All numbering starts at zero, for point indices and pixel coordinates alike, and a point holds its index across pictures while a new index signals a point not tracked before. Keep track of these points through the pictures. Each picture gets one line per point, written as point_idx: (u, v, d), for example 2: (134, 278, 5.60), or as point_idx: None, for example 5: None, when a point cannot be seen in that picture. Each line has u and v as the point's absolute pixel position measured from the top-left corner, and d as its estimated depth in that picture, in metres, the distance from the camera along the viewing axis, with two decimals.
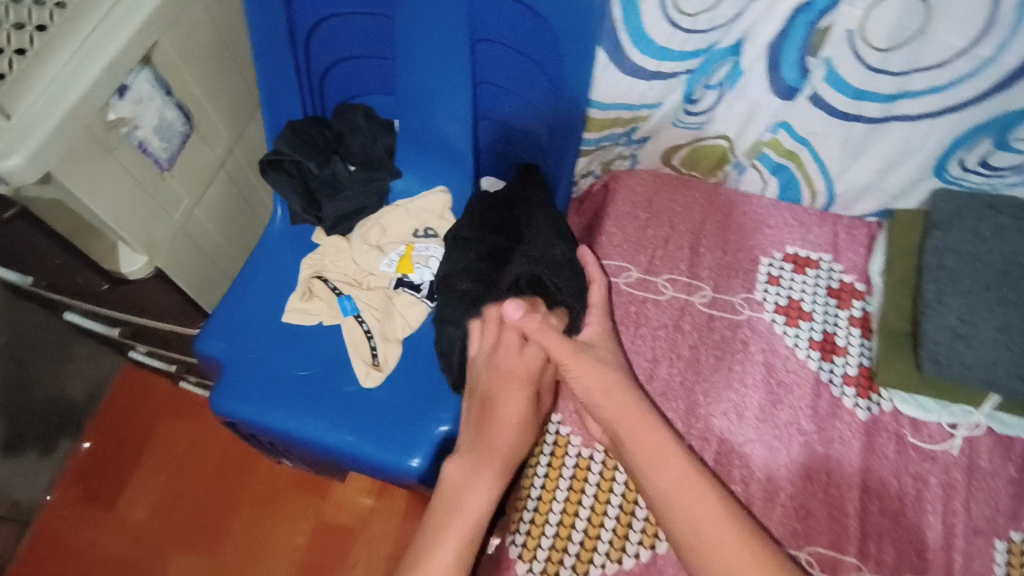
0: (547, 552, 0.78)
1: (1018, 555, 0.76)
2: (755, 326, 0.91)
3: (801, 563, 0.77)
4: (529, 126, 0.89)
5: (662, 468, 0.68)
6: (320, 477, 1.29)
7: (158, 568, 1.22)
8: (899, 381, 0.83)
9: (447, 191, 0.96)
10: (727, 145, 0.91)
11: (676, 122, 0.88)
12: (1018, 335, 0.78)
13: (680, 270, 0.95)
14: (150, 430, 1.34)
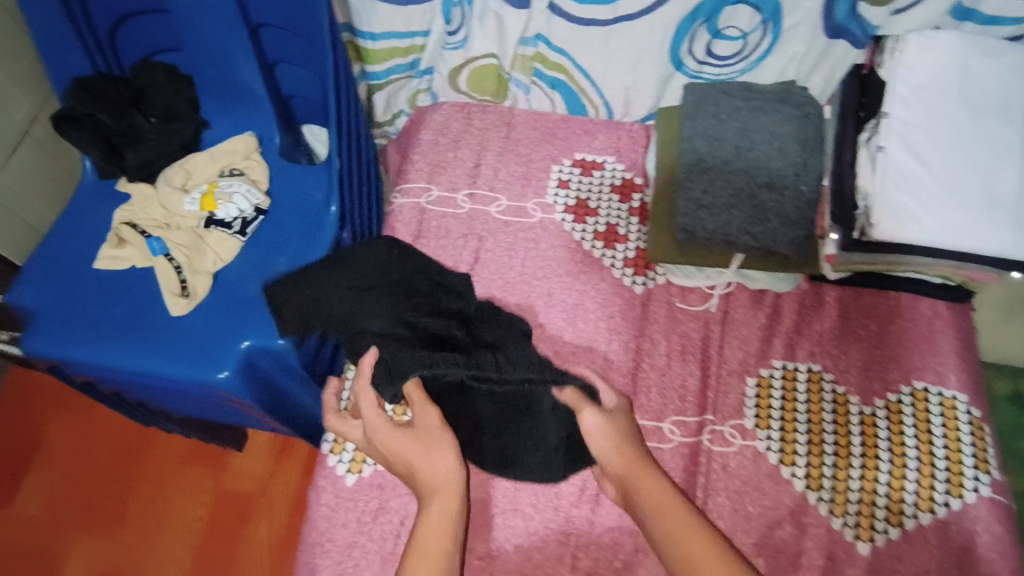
0: None
1: (765, 388, 0.87)
2: (547, 226, 1.01)
3: None
4: (314, 62, 0.97)
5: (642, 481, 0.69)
6: (217, 449, 1.26)
7: (55, 555, 1.18)
8: (663, 253, 0.94)
9: (254, 134, 1.03)
10: (497, 63, 1.01)
11: (445, 46, 0.98)
12: (746, 200, 0.89)
13: (478, 185, 1.04)
14: (38, 427, 1.29)
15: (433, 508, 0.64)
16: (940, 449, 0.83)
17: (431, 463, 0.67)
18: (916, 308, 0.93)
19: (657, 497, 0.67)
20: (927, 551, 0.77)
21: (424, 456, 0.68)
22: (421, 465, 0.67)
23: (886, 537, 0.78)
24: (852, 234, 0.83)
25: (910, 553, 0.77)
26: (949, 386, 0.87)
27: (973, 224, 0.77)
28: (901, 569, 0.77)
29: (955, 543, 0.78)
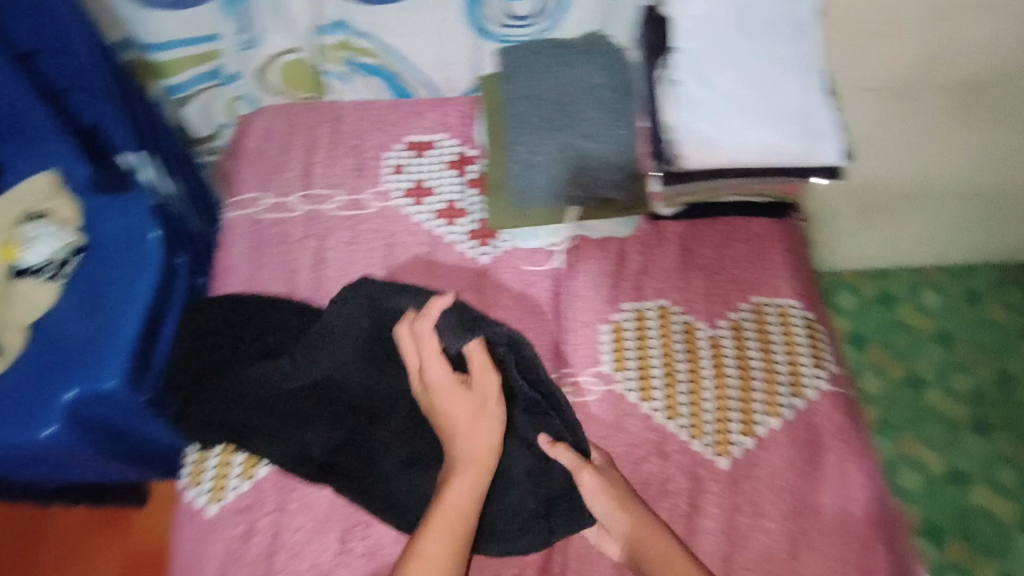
0: (217, 460, 0.84)
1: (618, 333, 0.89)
2: (387, 214, 1.00)
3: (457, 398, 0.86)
4: (100, 87, 0.86)
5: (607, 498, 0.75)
6: (118, 511, 1.18)
7: None
8: (501, 218, 0.92)
9: (58, 171, 0.93)
10: (306, 58, 1.00)
11: (243, 47, 0.96)
12: (570, 153, 0.89)
13: (312, 184, 1.01)
14: None
15: (462, 488, 0.72)
16: (781, 357, 0.88)
17: (474, 430, 0.74)
18: (748, 228, 0.97)
19: (630, 527, 0.74)
20: (778, 453, 0.83)
21: (460, 402, 0.74)
22: (454, 440, 0.74)
23: (741, 447, 0.83)
24: (666, 167, 0.84)
25: (763, 458, 0.83)
26: (783, 296, 0.92)
27: (765, 141, 0.82)
28: (756, 474, 0.82)
29: (800, 440, 0.84)
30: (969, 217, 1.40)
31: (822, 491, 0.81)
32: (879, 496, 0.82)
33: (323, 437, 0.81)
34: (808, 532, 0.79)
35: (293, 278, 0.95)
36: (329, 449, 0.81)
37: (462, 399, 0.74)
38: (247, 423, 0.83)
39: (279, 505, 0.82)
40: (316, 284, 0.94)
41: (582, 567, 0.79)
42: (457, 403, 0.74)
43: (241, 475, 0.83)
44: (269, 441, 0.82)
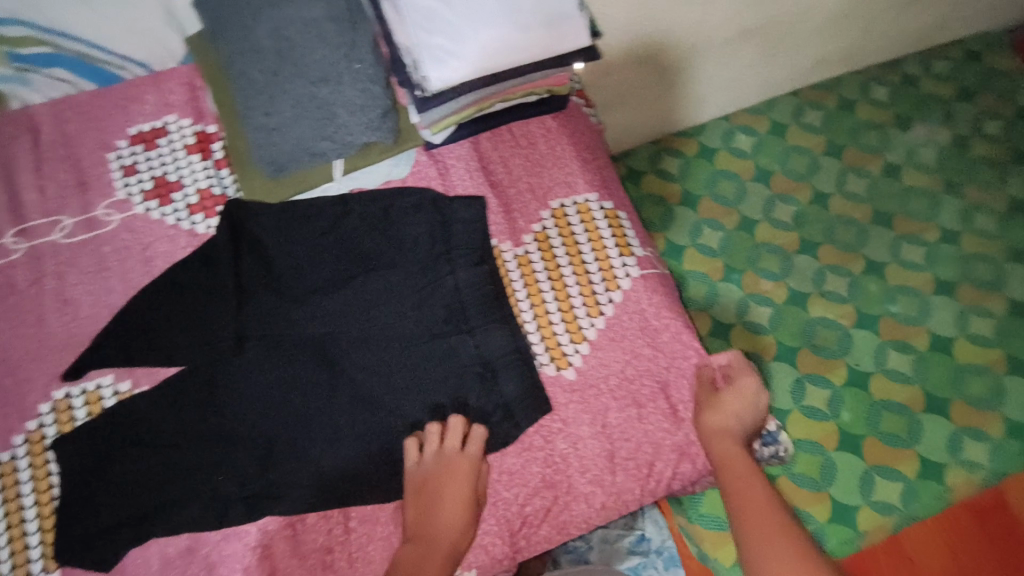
0: (10, 563, 0.71)
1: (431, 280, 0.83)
2: (132, 226, 0.84)
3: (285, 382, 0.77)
4: None
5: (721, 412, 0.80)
6: None
7: None
8: (259, 197, 0.84)
9: None
10: None
11: None
12: (309, 105, 0.80)
13: (27, 216, 0.84)
14: None
15: (448, 507, 0.73)
16: (589, 255, 0.86)
17: (453, 489, 0.74)
18: (531, 132, 0.93)
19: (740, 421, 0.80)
20: (613, 349, 0.82)
21: (455, 497, 0.74)
22: (445, 524, 0.73)
23: (579, 355, 0.82)
24: (417, 93, 0.79)
25: (602, 359, 0.82)
26: (579, 192, 0.90)
27: (505, 33, 0.77)
28: (600, 379, 0.81)
29: (630, 329, 0.84)
30: (751, 54, 1.42)
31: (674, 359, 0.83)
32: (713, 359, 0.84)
33: (239, 467, 0.74)
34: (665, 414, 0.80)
35: (38, 332, 0.79)
36: (260, 476, 0.74)
37: (453, 497, 0.74)
38: (157, 500, 0.72)
39: None
40: (69, 330, 0.79)
41: None
42: (454, 487, 0.74)
43: (45, 569, 0.71)
44: (188, 502, 0.72)
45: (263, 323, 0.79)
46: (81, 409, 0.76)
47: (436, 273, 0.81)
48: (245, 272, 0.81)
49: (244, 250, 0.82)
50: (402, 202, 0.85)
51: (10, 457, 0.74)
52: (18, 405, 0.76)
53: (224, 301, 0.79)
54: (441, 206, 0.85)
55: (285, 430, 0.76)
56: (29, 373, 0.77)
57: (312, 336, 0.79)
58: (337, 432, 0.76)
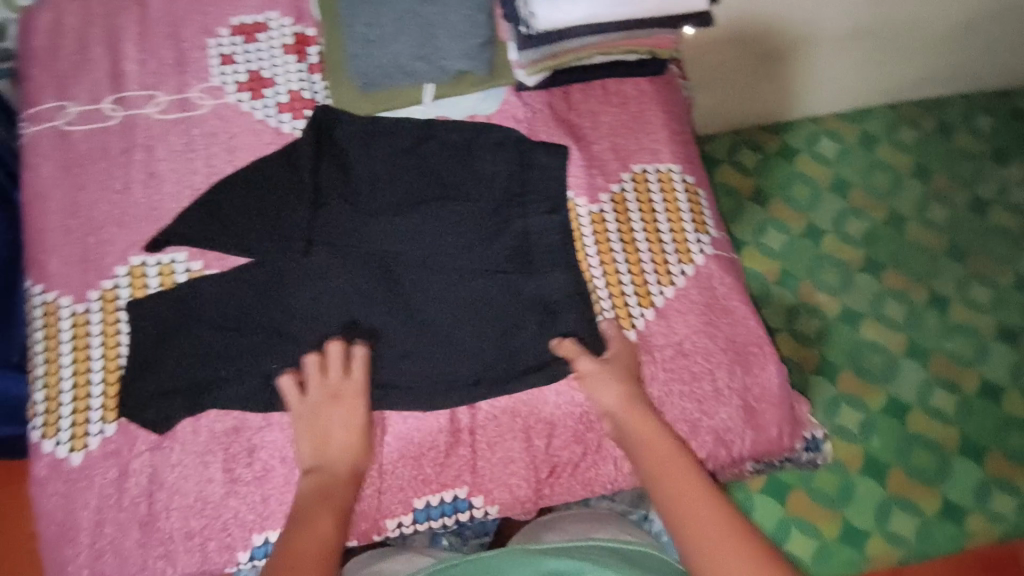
0: (71, 408, 0.75)
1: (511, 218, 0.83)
2: (221, 114, 0.86)
3: (357, 290, 0.78)
4: None
5: (622, 408, 0.74)
6: None
7: None
8: (351, 107, 0.84)
9: None
10: None
11: None
12: (410, 21, 0.81)
13: (124, 86, 0.86)
14: None
15: (337, 427, 0.73)
16: (665, 224, 0.85)
17: (330, 424, 0.73)
18: (623, 92, 0.90)
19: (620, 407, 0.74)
20: (678, 321, 0.82)
21: (351, 415, 0.74)
22: (341, 446, 0.72)
23: (643, 319, 0.81)
24: (521, 30, 0.77)
25: (665, 327, 0.81)
26: (663, 161, 0.88)
27: None
28: (658, 346, 0.81)
29: (696, 303, 0.83)
30: (856, 57, 1.36)
31: (732, 343, 0.82)
32: (777, 351, 0.83)
33: (294, 361, 0.76)
34: (711, 394, 0.79)
35: (121, 199, 0.82)
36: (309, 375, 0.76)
37: (349, 417, 0.74)
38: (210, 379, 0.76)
39: (154, 443, 0.75)
40: (151, 202, 0.82)
41: (494, 455, 0.77)
42: (351, 409, 0.74)
43: (103, 420, 0.75)
44: (241, 385, 0.75)
45: (337, 230, 0.80)
46: (154, 278, 0.79)
47: (506, 213, 0.82)
48: (324, 179, 0.82)
49: (326, 156, 0.83)
50: (487, 137, 0.84)
51: (84, 311, 0.78)
52: (95, 263, 0.80)
53: (302, 201, 0.80)
54: (527, 145, 0.84)
55: (342, 337, 0.77)
56: (109, 236, 0.81)
57: (379, 251, 0.80)
58: (385, 352, 0.77)
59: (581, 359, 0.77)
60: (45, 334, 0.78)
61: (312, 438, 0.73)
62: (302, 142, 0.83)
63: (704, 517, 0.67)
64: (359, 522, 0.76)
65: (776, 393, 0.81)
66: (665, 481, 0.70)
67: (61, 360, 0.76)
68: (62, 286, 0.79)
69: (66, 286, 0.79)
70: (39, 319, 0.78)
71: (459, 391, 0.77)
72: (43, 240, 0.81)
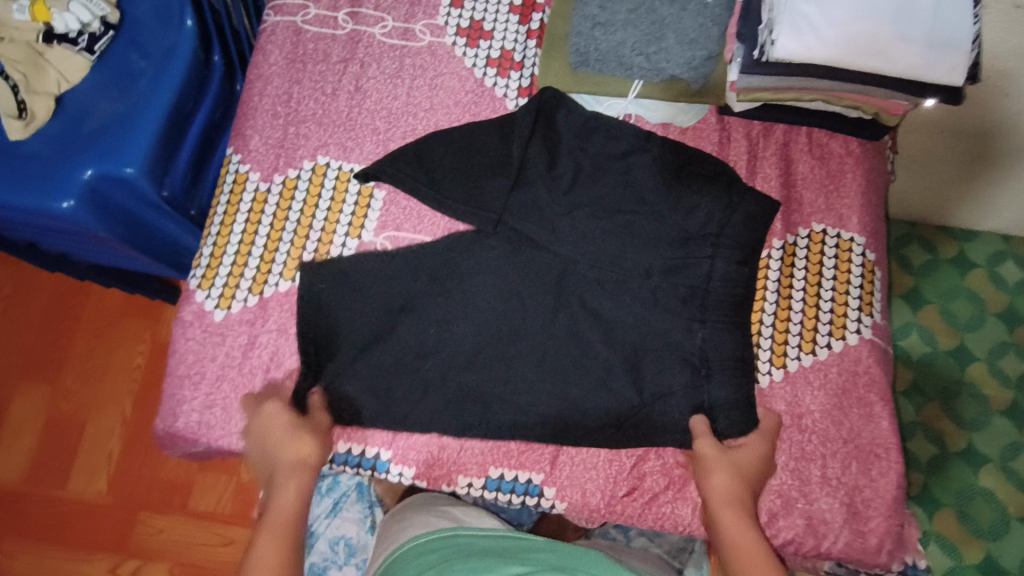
0: (228, 270, 0.83)
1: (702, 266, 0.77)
2: (435, 51, 0.91)
3: (529, 280, 0.79)
4: None
5: (736, 482, 0.70)
6: (156, 346, 1.34)
7: (70, 455, 1.31)
8: (558, 81, 0.85)
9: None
10: None
11: None
12: (645, 14, 0.79)
13: (361, 2, 0.92)
14: (57, 341, 1.37)
15: (286, 457, 0.73)
16: (827, 293, 0.80)
17: (280, 448, 0.73)
18: (829, 147, 0.86)
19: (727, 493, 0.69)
20: (807, 394, 0.77)
21: (283, 441, 0.73)
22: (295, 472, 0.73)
23: (769, 377, 0.78)
24: (754, 54, 0.75)
25: (790, 394, 0.77)
26: (848, 229, 0.83)
27: (881, 35, 0.71)
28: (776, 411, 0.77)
29: (834, 383, 0.77)
30: None
31: (858, 436, 0.76)
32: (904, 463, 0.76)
33: (434, 316, 0.78)
34: (817, 479, 0.75)
35: (327, 102, 0.89)
36: (466, 343, 0.78)
37: (291, 437, 0.73)
38: (370, 327, 0.78)
39: (281, 327, 0.81)
40: (350, 113, 0.88)
41: (577, 455, 0.78)
42: (275, 434, 0.73)
43: (250, 291, 0.82)
44: (404, 329, 0.78)
45: (526, 215, 0.78)
46: (330, 180, 0.85)
47: (694, 253, 0.77)
48: (530, 157, 0.79)
49: (538, 136, 0.80)
50: (702, 166, 0.78)
51: (265, 190, 0.85)
52: (287, 151, 0.86)
53: (502, 175, 0.78)
54: (736, 187, 0.76)
55: (500, 317, 0.79)
56: (307, 132, 0.87)
57: (558, 252, 0.79)
58: (538, 348, 0.78)
59: (704, 439, 0.72)
60: (228, 198, 0.85)
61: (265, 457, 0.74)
62: (520, 118, 0.80)
63: None
64: (433, 466, 0.79)
65: (888, 504, 0.74)
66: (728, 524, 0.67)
67: (234, 226, 0.84)
68: (256, 162, 0.86)
69: (258, 164, 0.86)
70: (228, 183, 0.86)
71: (592, 422, 0.77)
72: (251, 116, 0.88)
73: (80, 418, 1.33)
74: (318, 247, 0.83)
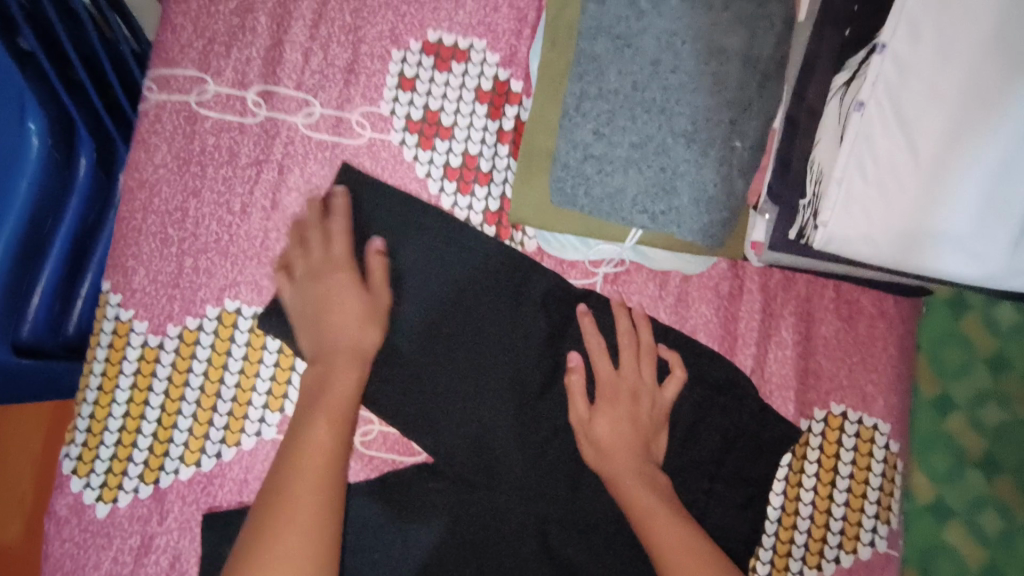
0: (112, 452, 0.66)
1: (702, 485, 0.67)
2: (378, 153, 0.69)
3: (495, 479, 0.67)
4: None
5: (608, 409, 0.65)
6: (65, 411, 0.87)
7: None
8: (536, 217, 0.66)
9: None
10: None
11: None
12: (652, 155, 0.60)
13: (278, 78, 0.69)
14: None
15: (342, 326, 0.62)
16: (843, 499, 0.68)
17: (332, 304, 0.63)
18: (858, 305, 0.72)
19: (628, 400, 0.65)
20: None
21: (347, 304, 0.63)
22: (343, 325, 0.62)
23: None
24: (789, 233, 0.58)
25: None
26: (873, 412, 0.70)
27: (957, 235, 0.53)
28: None
29: None
30: None
31: None
32: None
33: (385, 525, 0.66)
34: None
35: (233, 222, 0.68)
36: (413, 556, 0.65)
37: (341, 288, 0.63)
38: None
39: (185, 525, 0.66)
40: (266, 238, 0.68)
41: None
42: (341, 287, 0.63)
43: (141, 478, 0.66)
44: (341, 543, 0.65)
45: (490, 403, 0.68)
46: (242, 335, 0.67)
47: (689, 484, 0.67)
48: (499, 346, 0.68)
49: (508, 316, 0.68)
50: (707, 370, 0.68)
51: (156, 345, 0.67)
52: (182, 292, 0.67)
53: (457, 347, 0.68)
54: (762, 419, 0.67)
55: (461, 540, 0.66)
56: (209, 265, 0.67)
57: (531, 443, 0.68)
58: (501, 553, 0.66)
59: (581, 399, 0.66)
60: (106, 355, 0.66)
61: (314, 320, 0.63)
62: (479, 278, 0.69)
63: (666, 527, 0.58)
64: None
65: None
66: (626, 473, 0.62)
67: (116, 394, 0.66)
68: (143, 306, 0.67)
69: (144, 309, 0.66)
70: (105, 335, 0.66)
71: None
72: (134, 240, 0.67)
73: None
74: (227, 425, 0.67)
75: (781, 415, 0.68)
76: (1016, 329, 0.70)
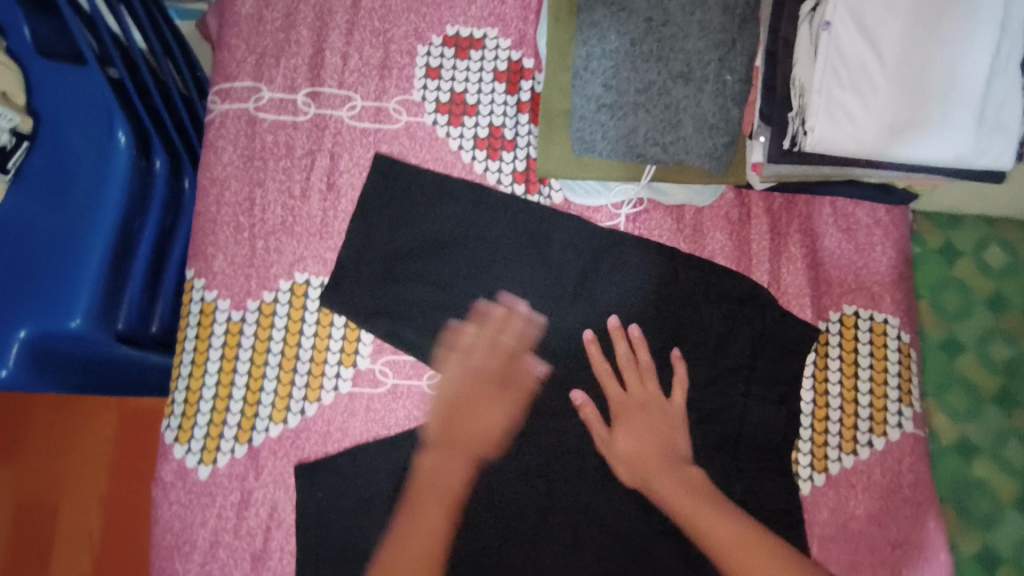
0: (208, 419, 0.73)
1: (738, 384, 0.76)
2: (414, 134, 0.79)
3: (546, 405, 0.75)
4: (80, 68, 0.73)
5: (632, 393, 0.74)
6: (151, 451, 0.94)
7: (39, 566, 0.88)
8: (561, 166, 0.75)
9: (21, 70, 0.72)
10: None
11: None
12: (657, 97, 0.70)
13: (323, 80, 0.79)
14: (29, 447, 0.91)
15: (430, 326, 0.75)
16: (865, 388, 0.76)
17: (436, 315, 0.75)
18: (854, 216, 0.81)
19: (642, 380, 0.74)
20: (854, 495, 0.74)
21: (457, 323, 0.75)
22: (446, 340, 0.75)
23: (810, 484, 0.74)
24: (784, 143, 0.68)
25: (839, 499, 0.74)
26: (881, 308, 0.78)
27: (926, 122, 0.63)
28: (816, 518, 0.73)
29: (879, 483, 0.74)
30: None
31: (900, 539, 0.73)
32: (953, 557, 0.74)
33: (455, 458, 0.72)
34: None
35: (296, 205, 0.77)
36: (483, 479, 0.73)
37: (426, 300, 0.76)
38: (386, 479, 0.72)
39: (281, 478, 0.72)
40: (326, 216, 0.77)
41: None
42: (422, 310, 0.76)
43: (235, 439, 0.72)
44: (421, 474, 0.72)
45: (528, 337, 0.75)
46: (313, 305, 0.75)
47: (724, 390, 0.76)
48: (530, 288, 0.77)
49: (537, 261, 0.77)
50: (728, 285, 0.77)
51: (238, 319, 0.74)
52: (257, 270, 0.75)
53: (496, 292, 0.76)
54: (782, 323, 0.76)
55: (523, 463, 0.73)
56: (277, 244, 0.76)
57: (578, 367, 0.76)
58: (569, 466, 0.73)
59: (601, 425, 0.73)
60: (196, 334, 0.74)
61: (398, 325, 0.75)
62: (510, 237, 0.77)
63: (723, 537, 0.65)
64: None
65: None
66: (660, 476, 0.69)
67: (208, 367, 0.73)
68: (223, 287, 0.74)
69: (225, 288, 0.74)
70: (193, 315, 0.74)
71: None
72: (210, 230, 0.76)
73: (36, 480, 0.91)
74: (308, 384, 0.74)
75: (798, 316, 0.77)
76: (1003, 270, 0.90)
